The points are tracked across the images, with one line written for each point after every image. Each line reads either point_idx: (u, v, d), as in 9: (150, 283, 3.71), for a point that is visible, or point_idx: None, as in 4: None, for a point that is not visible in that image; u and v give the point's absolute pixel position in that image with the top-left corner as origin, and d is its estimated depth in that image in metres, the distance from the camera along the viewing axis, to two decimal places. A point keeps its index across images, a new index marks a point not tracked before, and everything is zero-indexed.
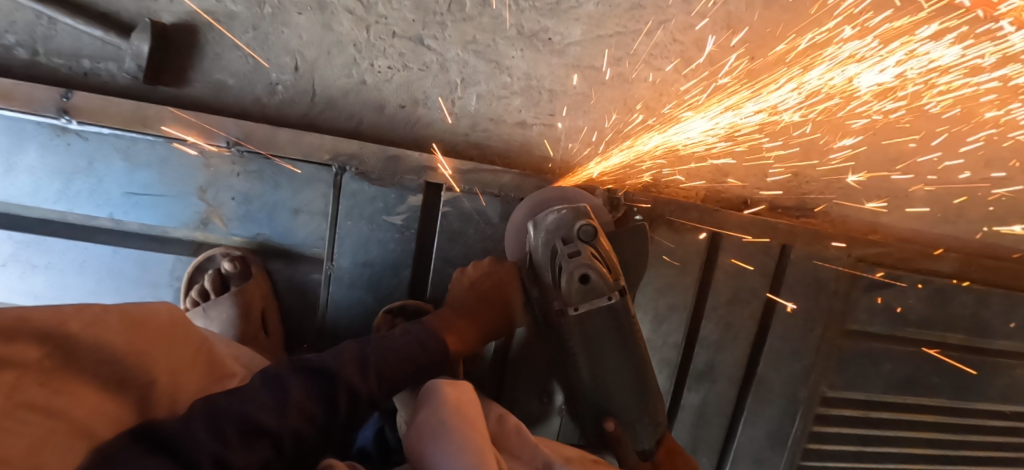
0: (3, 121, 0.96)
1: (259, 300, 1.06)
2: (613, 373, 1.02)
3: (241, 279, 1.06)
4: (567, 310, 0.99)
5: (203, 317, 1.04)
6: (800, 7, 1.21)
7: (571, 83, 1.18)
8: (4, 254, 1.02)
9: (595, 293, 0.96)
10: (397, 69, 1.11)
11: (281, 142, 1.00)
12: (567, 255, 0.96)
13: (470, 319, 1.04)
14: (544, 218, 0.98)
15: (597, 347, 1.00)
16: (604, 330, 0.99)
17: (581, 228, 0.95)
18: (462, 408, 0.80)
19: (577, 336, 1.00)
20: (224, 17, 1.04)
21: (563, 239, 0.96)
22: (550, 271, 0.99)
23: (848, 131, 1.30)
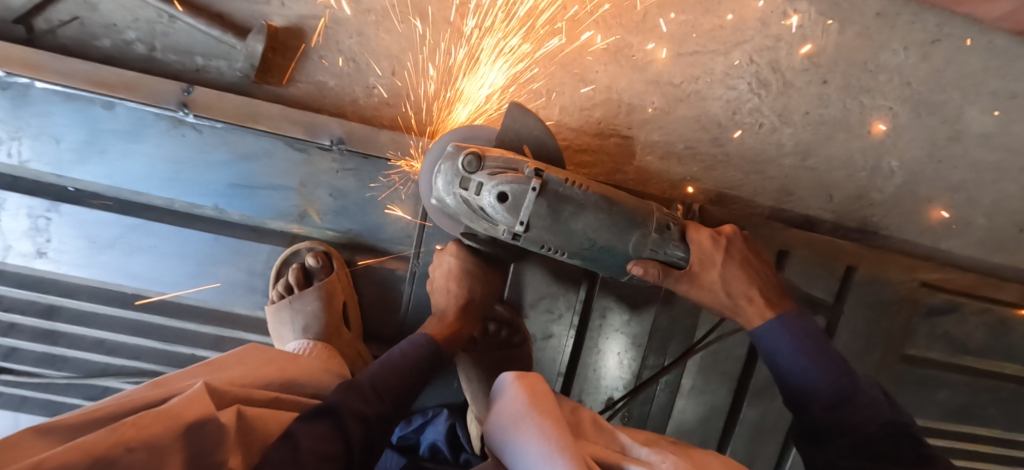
0: (125, 111, 1.01)
1: (342, 293, 1.11)
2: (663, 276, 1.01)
3: (323, 273, 1.10)
4: (518, 232, 0.95)
5: (287, 309, 1.07)
6: (874, 35, 1.24)
7: (650, 99, 1.22)
8: (113, 236, 1.07)
9: (519, 200, 0.93)
10: (487, 78, 1.16)
11: (382, 142, 1.05)
12: (475, 195, 0.95)
13: (445, 319, 1.07)
14: (439, 184, 0.99)
15: (627, 252, 0.98)
16: (605, 225, 0.95)
17: (467, 161, 0.95)
18: (534, 398, 0.81)
19: (550, 238, 0.96)
20: (331, 23, 1.10)
21: (461, 183, 0.96)
22: (482, 218, 0.97)
23: (915, 157, 1.32)
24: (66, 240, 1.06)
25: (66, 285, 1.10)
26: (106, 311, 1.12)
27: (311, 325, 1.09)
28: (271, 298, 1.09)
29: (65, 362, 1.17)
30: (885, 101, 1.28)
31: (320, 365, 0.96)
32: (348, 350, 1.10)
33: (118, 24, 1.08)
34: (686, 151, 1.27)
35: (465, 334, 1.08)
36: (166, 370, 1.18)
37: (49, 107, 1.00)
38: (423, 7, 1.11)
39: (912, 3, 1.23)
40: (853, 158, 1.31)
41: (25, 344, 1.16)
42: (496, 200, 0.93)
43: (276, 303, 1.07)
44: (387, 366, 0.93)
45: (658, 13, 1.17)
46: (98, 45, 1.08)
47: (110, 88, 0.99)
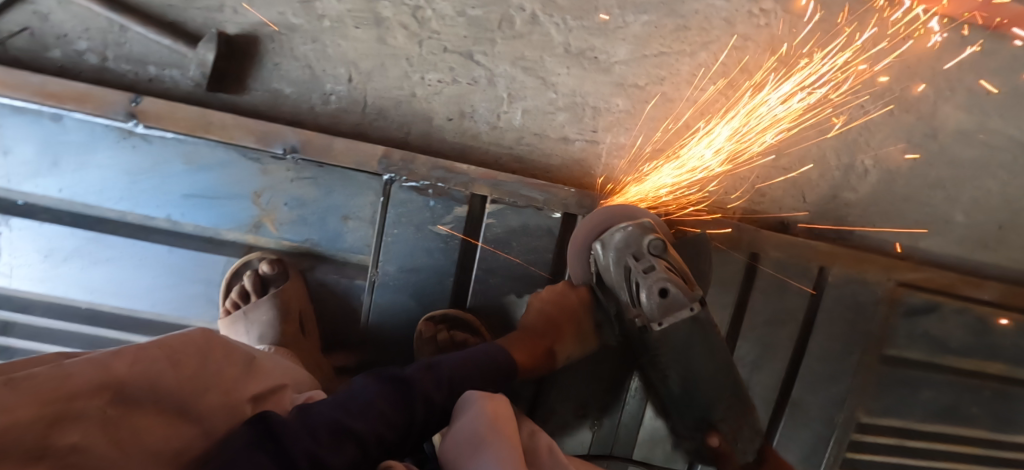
0: (74, 122, 0.99)
1: (297, 300, 1.08)
2: (705, 373, 1.02)
3: (279, 280, 1.09)
4: (650, 326, 1.00)
5: (243, 319, 1.05)
6: (844, 32, 1.22)
7: (615, 101, 1.20)
8: (66, 249, 1.05)
9: (676, 306, 0.98)
10: (447, 82, 1.14)
11: (336, 150, 1.03)
12: (642, 271, 0.99)
13: (541, 339, 1.06)
14: (611, 238, 1.01)
15: (682, 352, 1.01)
16: (662, 308, 0.98)
17: (651, 243, 0.98)
18: (496, 421, 0.80)
19: (668, 346, 1.01)
20: (286, 29, 1.08)
21: (634, 255, 0.99)
22: (626, 290, 1.02)
23: (889, 155, 1.30)
24: (19, 254, 1.04)
25: (20, 300, 1.08)
26: (62, 326, 1.10)
27: (266, 334, 1.05)
28: (227, 307, 1.07)
29: None
30: (857, 99, 1.26)
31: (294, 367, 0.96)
32: (307, 359, 1.06)
33: (69, 35, 1.06)
34: (655, 154, 1.24)
35: (541, 360, 1.05)
36: None
37: None
38: (380, 12, 1.09)
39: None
40: (826, 157, 1.29)
41: None
42: (654, 293, 0.97)
43: (231, 312, 1.05)
44: (479, 364, 0.93)
45: (621, 13, 1.15)
46: (49, 56, 1.07)
47: (57, 99, 0.97)
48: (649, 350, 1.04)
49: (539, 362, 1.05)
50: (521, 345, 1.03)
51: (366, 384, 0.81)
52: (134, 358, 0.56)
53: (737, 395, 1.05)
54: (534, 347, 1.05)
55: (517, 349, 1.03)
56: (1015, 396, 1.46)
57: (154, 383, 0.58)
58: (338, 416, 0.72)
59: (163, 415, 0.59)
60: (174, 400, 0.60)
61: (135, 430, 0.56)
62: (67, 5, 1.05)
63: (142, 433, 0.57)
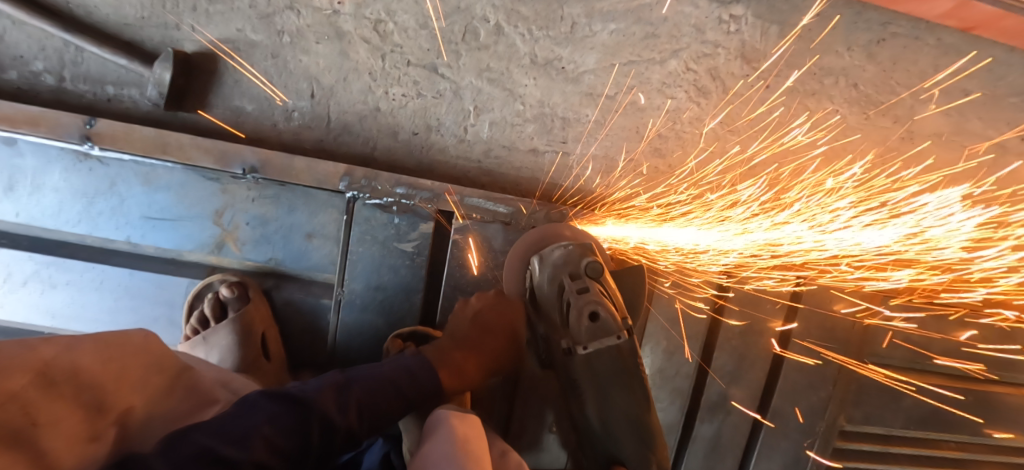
0: (28, 145, 0.98)
1: (260, 324, 1.06)
2: (624, 409, 1.00)
3: (239, 303, 1.05)
4: (576, 349, 0.99)
5: (203, 344, 1.04)
6: (817, 36, 1.20)
7: (584, 111, 1.18)
8: (25, 274, 1.03)
9: (605, 332, 0.97)
10: (412, 96, 1.12)
11: (296, 169, 1.01)
12: (575, 292, 0.98)
13: (471, 353, 1.01)
14: (551, 255, 1.01)
15: (604, 384, 0.99)
16: (590, 333, 0.97)
17: (589, 265, 0.98)
18: (466, 440, 0.82)
19: (591, 375, 0.99)
20: (245, 45, 1.06)
21: (570, 275, 0.99)
22: (557, 310, 1.00)
23: (864, 159, 1.28)
24: None
25: None
26: None
27: (228, 359, 1.04)
28: (188, 332, 1.06)
29: None
30: (831, 104, 1.24)
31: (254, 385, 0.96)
32: (267, 383, 1.06)
33: (25, 55, 1.04)
34: (625, 163, 1.22)
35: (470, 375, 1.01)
36: None
37: None
38: (340, 26, 1.07)
39: (853, 2, 1.19)
40: (801, 164, 1.27)
41: None
42: (584, 316, 0.96)
43: (191, 338, 1.04)
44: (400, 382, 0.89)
45: (588, 22, 1.13)
46: (5, 77, 1.05)
47: (10, 122, 0.95)
48: (571, 375, 1.01)
49: (465, 378, 1.00)
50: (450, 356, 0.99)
51: (266, 401, 0.78)
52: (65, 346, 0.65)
53: (650, 436, 1.02)
54: (461, 362, 1.00)
55: (440, 363, 0.97)
56: (998, 400, 1.44)
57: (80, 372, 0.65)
58: (212, 445, 0.69)
59: (79, 402, 0.65)
60: (94, 390, 0.66)
61: (54, 413, 0.62)
62: (21, 25, 1.03)
63: (57, 417, 0.62)
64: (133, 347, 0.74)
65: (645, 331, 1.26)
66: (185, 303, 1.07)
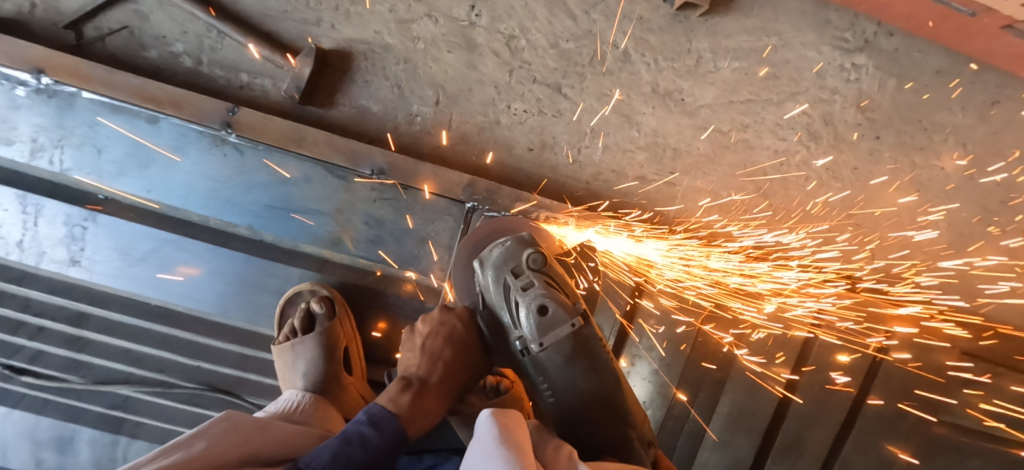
0: (168, 126, 1.00)
1: (344, 339, 1.09)
2: (591, 392, 0.91)
3: (328, 318, 1.08)
4: (531, 348, 0.91)
5: (289, 352, 1.04)
6: (938, 92, 1.19)
7: (696, 144, 1.19)
8: (146, 249, 1.05)
9: (557, 323, 0.89)
10: (532, 112, 1.13)
11: (422, 175, 1.04)
12: (520, 288, 0.90)
13: (428, 391, 0.94)
14: (489, 256, 0.94)
15: (566, 370, 0.90)
16: (541, 327, 0.89)
17: (529, 257, 0.91)
18: (505, 436, 0.69)
19: (553, 368, 0.90)
20: (379, 48, 1.08)
21: (512, 271, 0.92)
22: (507, 310, 0.93)
23: (964, 221, 1.27)
24: (100, 250, 1.05)
25: (98, 293, 1.09)
26: (135, 322, 1.10)
27: (310, 372, 1.04)
28: (279, 338, 1.07)
29: (89, 369, 1.14)
30: (938, 162, 1.24)
31: (299, 429, 0.84)
32: (349, 399, 1.08)
33: (167, 37, 1.07)
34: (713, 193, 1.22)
35: (432, 411, 0.93)
36: (186, 387, 1.14)
37: (93, 118, 1.00)
38: (473, 38, 1.09)
39: (975, 62, 1.18)
40: (898, 219, 1.27)
41: (52, 349, 1.12)
42: (532, 312, 0.89)
43: (281, 344, 1.05)
44: (363, 444, 0.77)
45: (713, 58, 1.14)
46: (146, 55, 1.08)
47: (155, 102, 0.98)
48: (532, 374, 0.93)
49: (433, 417, 0.93)
50: (404, 396, 0.90)
51: None
52: None
53: (628, 412, 0.92)
54: (425, 396, 0.93)
55: (401, 405, 0.88)
56: None
57: None
58: None
59: None
60: None
61: None
62: (167, 7, 1.05)
63: None
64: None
65: (727, 369, 1.27)
66: (275, 310, 1.09)
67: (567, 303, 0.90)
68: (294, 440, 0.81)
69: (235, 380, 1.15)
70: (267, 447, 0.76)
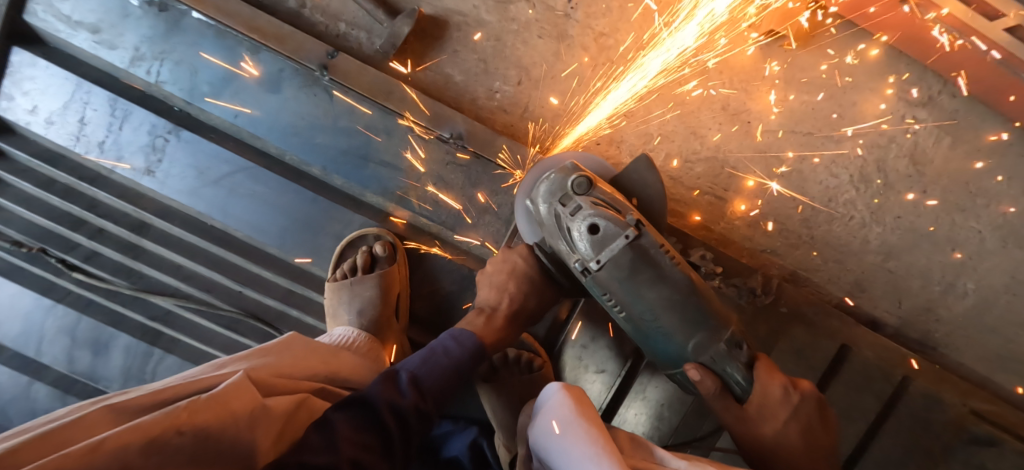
0: (268, 60, 1.05)
1: (397, 285, 1.13)
2: (661, 303, 0.93)
3: (387, 263, 1.13)
4: (591, 269, 0.94)
5: (347, 291, 1.09)
6: (988, 158, 1.25)
7: (753, 167, 1.23)
8: (220, 172, 1.09)
9: (610, 238, 0.92)
10: (605, 109, 1.18)
11: (497, 147, 1.09)
12: (569, 214, 0.95)
13: (492, 318, 1.03)
14: (538, 190, 0.99)
15: (631, 287, 0.93)
16: (598, 246, 0.93)
17: (575, 183, 0.95)
18: (581, 408, 0.73)
19: (618, 287, 0.93)
20: (475, 23, 1.14)
21: (561, 199, 0.96)
22: (562, 238, 0.97)
23: (992, 285, 1.32)
24: (176, 164, 1.09)
25: (164, 206, 1.13)
26: (192, 240, 1.14)
27: (365, 310, 1.09)
28: (336, 275, 1.11)
29: (138, 277, 1.17)
30: (975, 224, 1.29)
31: (363, 361, 0.95)
32: (395, 342, 1.12)
33: None
34: (763, 216, 1.26)
35: (503, 338, 1.03)
36: (225, 312, 1.17)
37: (198, 38, 1.05)
38: (565, 29, 1.14)
39: None
40: (929, 273, 1.31)
41: (106, 251, 1.15)
42: (585, 232, 0.93)
43: (339, 281, 1.09)
44: (443, 354, 0.92)
45: (783, 88, 1.20)
46: None
47: (261, 34, 1.04)
48: (599, 296, 0.96)
49: (502, 343, 1.04)
50: (476, 320, 1.02)
51: (336, 413, 0.74)
52: (222, 392, 0.64)
53: (702, 317, 0.93)
54: (493, 324, 1.03)
55: (476, 328, 1.01)
56: None
57: (196, 410, 0.60)
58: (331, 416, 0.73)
59: (246, 420, 0.64)
60: (261, 411, 0.67)
61: (227, 417, 0.62)
62: None
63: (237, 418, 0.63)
64: (247, 393, 0.67)
65: None
66: (335, 248, 1.13)
67: (615, 218, 0.92)
68: (365, 375, 0.93)
69: (276, 314, 1.18)
70: (343, 371, 0.88)
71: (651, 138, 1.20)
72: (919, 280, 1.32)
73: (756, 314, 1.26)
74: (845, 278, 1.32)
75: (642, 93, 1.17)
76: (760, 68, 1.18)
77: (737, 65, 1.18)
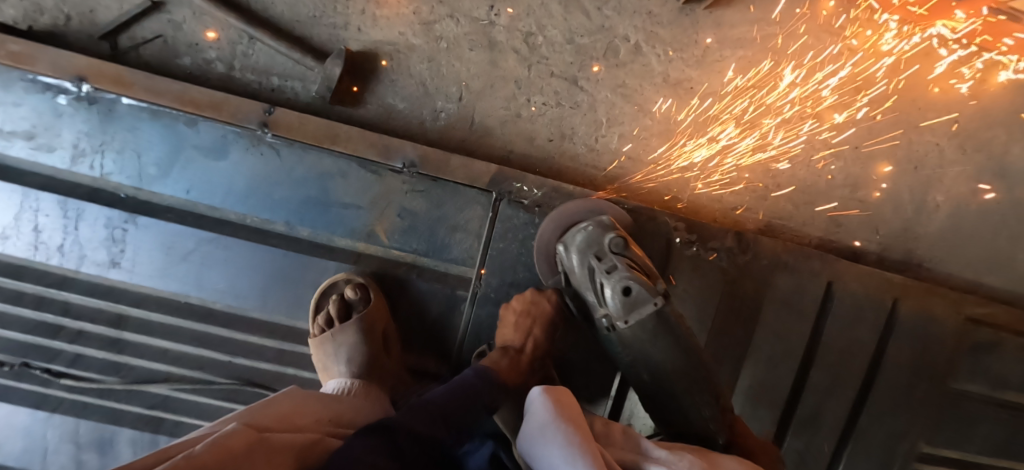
0: (208, 129, 1.05)
1: (380, 323, 1.13)
2: (671, 356, 0.95)
3: (363, 304, 1.12)
4: (616, 325, 0.96)
5: (330, 343, 1.08)
6: (926, 72, 1.30)
7: (707, 130, 1.25)
8: (187, 248, 1.09)
9: (641, 302, 0.94)
10: (551, 105, 1.19)
11: (452, 166, 1.10)
12: (605, 271, 0.96)
13: (519, 357, 1.07)
14: (573, 239, 1.01)
15: (642, 343, 0.95)
16: (625, 307, 0.94)
17: (613, 241, 0.96)
18: (561, 409, 0.74)
19: (635, 343, 0.96)
20: (406, 49, 1.14)
21: (596, 254, 0.97)
22: (591, 291, 0.99)
23: (959, 190, 1.38)
24: (141, 251, 1.08)
25: (137, 295, 1.12)
26: (173, 321, 1.13)
27: (354, 357, 1.09)
28: (316, 331, 1.10)
29: (128, 370, 1.17)
30: (931, 138, 1.34)
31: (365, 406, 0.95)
32: (392, 378, 1.12)
33: (200, 44, 1.10)
34: (728, 175, 1.28)
35: (526, 374, 1.07)
36: (222, 384, 1.17)
37: (134, 123, 1.05)
38: (494, 36, 1.15)
39: (956, 46, 1.30)
40: (897, 193, 1.36)
41: (91, 351, 1.15)
42: (617, 292, 0.94)
43: (320, 335, 1.08)
44: (468, 387, 0.94)
45: (718, 47, 1.21)
46: (179, 63, 1.11)
47: (195, 106, 1.04)
48: (618, 351, 0.99)
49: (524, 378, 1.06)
50: (503, 360, 1.04)
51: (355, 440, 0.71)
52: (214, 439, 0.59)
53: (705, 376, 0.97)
54: (519, 364, 1.06)
55: (500, 366, 1.03)
56: None
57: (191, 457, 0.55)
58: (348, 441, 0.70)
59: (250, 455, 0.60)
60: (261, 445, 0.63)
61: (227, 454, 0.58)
62: (201, 16, 1.09)
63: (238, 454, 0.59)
64: (241, 435, 0.63)
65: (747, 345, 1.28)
66: (310, 301, 1.12)
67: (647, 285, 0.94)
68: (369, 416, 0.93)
69: (273, 375, 1.18)
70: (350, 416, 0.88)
71: (603, 123, 1.21)
72: (888, 203, 1.37)
73: (737, 271, 1.26)
74: (819, 218, 1.34)
75: (583, 81, 1.19)
76: (692, 32, 1.20)
77: (659, 24, 1.18)
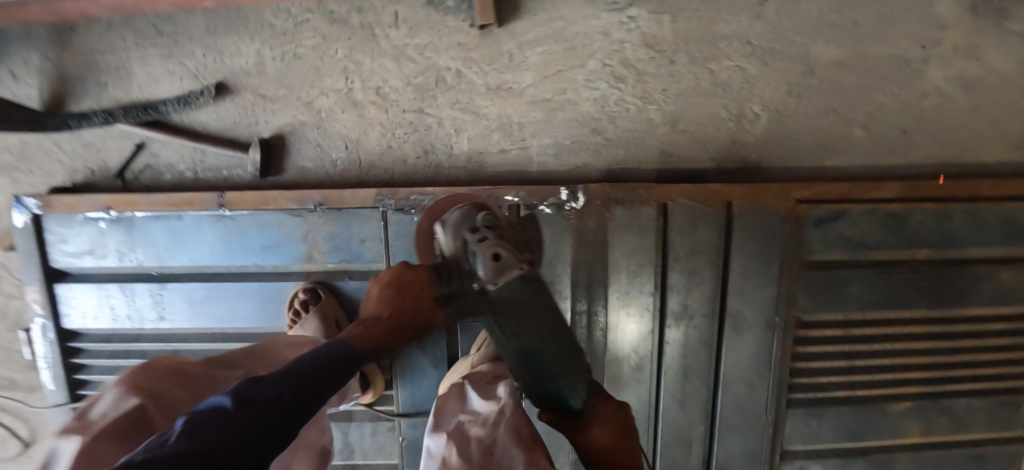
0: (190, 217, 1.59)
1: (331, 310, 1.60)
2: (541, 331, 1.29)
3: (316, 300, 1.61)
4: (488, 287, 1.21)
5: (300, 331, 1.53)
6: (704, 14, 1.57)
7: (534, 115, 1.61)
8: (201, 296, 1.64)
9: (507, 266, 1.18)
10: (410, 132, 1.61)
11: (347, 197, 1.56)
12: (477, 241, 1.19)
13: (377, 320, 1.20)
14: (452, 219, 1.27)
15: (520, 314, 1.26)
16: (499, 273, 1.18)
17: (483, 218, 1.24)
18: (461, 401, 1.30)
19: (512, 313, 1.25)
20: (299, 125, 1.61)
21: (469, 228, 1.22)
22: (466, 260, 1.23)
23: (772, 97, 1.64)
24: (174, 305, 1.65)
25: (182, 334, 1.69)
26: (208, 345, 1.70)
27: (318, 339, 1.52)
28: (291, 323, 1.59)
29: None
30: (730, 62, 1.61)
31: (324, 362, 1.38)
32: None
33: (173, 162, 1.64)
34: (562, 143, 1.63)
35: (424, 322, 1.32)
36: None
37: (147, 226, 1.60)
38: (354, 97, 1.59)
39: None
40: (714, 114, 1.64)
41: None
42: (488, 257, 1.16)
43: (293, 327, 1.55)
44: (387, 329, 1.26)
45: (520, 51, 1.57)
46: (165, 178, 1.65)
47: (179, 205, 1.57)
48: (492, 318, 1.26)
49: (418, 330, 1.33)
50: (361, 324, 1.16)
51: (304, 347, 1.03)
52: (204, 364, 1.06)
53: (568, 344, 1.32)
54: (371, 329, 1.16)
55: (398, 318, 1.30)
56: (946, 274, 1.70)
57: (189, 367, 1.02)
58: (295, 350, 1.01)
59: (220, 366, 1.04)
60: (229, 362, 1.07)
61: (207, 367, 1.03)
62: (168, 144, 1.63)
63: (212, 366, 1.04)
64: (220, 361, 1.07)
65: (609, 267, 1.63)
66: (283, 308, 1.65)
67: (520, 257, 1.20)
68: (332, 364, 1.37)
69: None
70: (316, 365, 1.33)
71: (453, 133, 1.61)
72: (710, 124, 1.65)
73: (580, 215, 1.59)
74: (652, 153, 1.65)
75: (427, 108, 1.59)
76: (496, 46, 1.56)
77: (470, 49, 1.56)
